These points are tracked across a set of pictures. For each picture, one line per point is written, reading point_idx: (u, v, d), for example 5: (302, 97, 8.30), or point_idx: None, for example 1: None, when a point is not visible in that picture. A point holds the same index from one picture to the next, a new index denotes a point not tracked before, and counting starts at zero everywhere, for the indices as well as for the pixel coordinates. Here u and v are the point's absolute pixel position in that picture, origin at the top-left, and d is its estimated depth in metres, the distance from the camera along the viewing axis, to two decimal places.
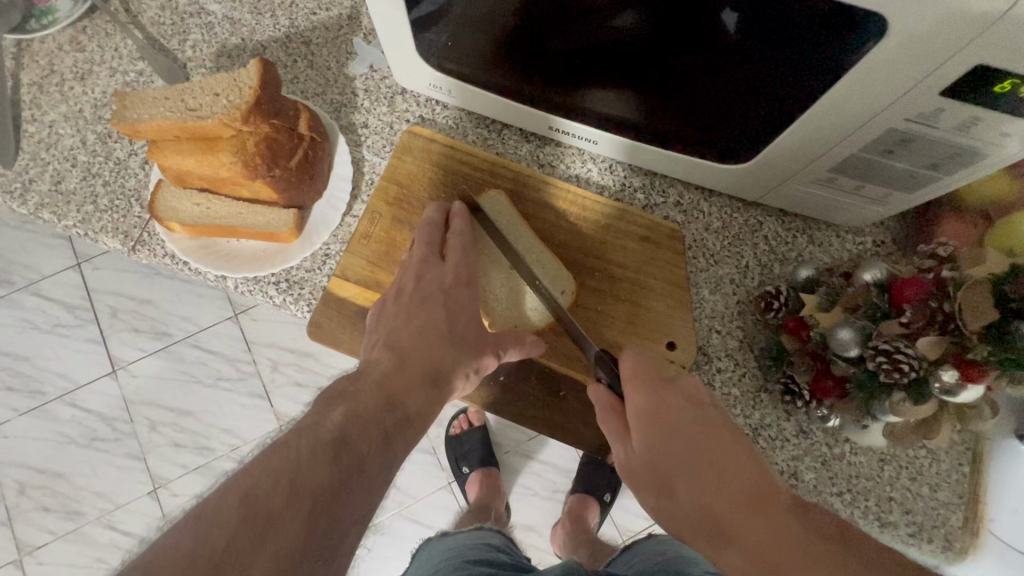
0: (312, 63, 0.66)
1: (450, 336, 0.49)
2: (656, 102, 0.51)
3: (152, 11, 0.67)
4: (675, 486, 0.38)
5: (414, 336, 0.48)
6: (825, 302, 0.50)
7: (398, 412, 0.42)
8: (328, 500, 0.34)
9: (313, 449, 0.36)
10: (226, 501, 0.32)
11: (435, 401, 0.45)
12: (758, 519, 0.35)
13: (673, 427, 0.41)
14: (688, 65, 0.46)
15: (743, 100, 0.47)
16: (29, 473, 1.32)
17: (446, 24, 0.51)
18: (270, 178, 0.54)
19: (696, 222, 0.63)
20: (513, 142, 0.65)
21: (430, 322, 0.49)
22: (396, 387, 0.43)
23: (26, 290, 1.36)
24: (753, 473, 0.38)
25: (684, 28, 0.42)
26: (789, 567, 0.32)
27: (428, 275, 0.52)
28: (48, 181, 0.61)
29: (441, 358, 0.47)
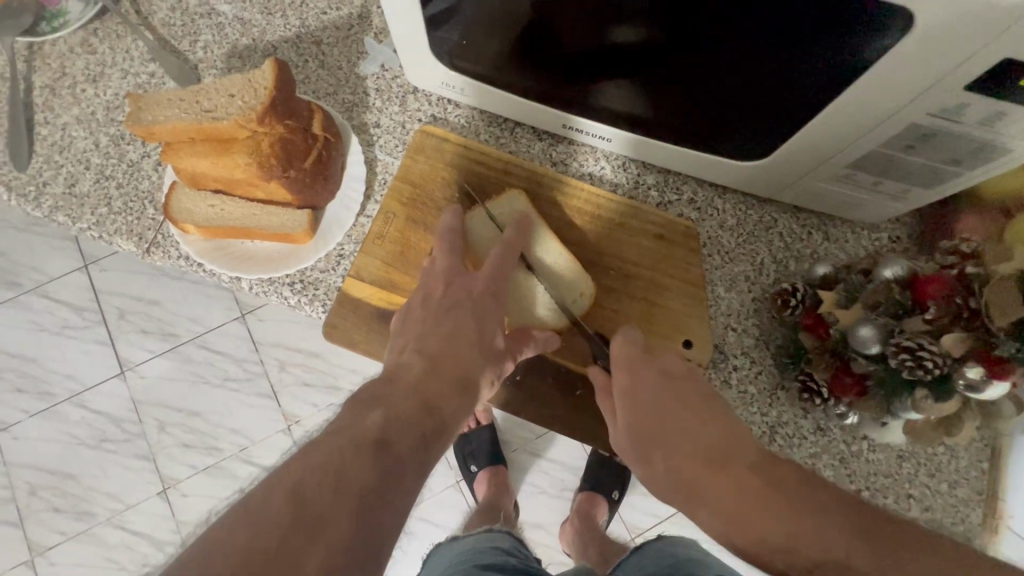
0: (323, 63, 0.66)
1: (479, 343, 0.48)
2: (663, 102, 0.52)
3: (163, 12, 0.67)
4: (652, 453, 0.42)
5: (443, 342, 0.47)
6: (843, 299, 0.50)
7: (435, 418, 0.42)
8: (373, 501, 0.34)
9: (355, 450, 0.36)
10: (274, 499, 0.32)
11: (464, 406, 0.45)
12: (719, 479, 0.38)
13: (651, 404, 0.44)
14: (693, 65, 0.46)
15: (741, 99, 0.47)
16: (40, 474, 1.33)
17: (460, 23, 0.50)
18: (285, 178, 0.54)
19: (710, 219, 0.63)
20: (525, 140, 0.65)
21: (460, 329, 0.48)
22: (431, 393, 0.43)
23: (36, 292, 1.37)
24: (717, 436, 0.40)
25: (702, 23, 0.42)
26: (746, 518, 0.35)
27: (456, 282, 0.52)
28: (62, 184, 0.61)
29: (470, 366, 0.47)
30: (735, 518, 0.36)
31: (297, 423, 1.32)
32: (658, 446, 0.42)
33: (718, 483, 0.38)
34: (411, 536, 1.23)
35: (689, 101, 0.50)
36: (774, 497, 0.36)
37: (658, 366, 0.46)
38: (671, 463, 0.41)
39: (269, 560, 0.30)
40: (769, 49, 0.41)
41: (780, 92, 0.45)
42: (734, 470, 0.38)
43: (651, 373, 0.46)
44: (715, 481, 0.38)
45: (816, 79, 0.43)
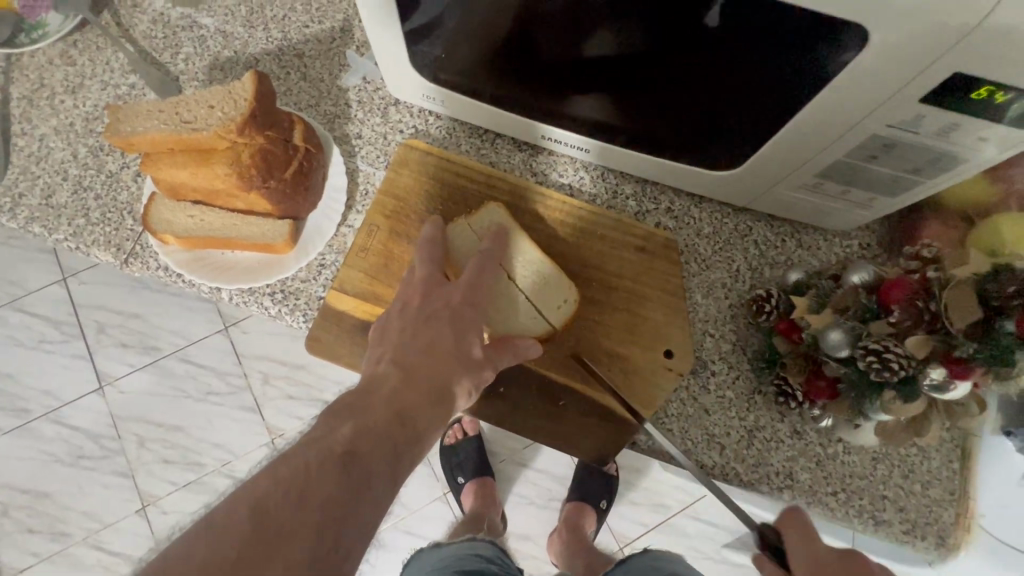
0: (305, 75, 0.67)
1: (456, 353, 0.48)
2: (650, 107, 0.52)
3: (145, 25, 0.67)
4: None
5: (421, 352, 0.47)
6: (815, 304, 0.51)
7: (409, 428, 0.42)
8: (338, 512, 0.34)
9: (323, 461, 0.36)
10: (239, 510, 0.33)
11: (440, 414, 0.45)
12: None
13: None
14: (689, 69, 0.45)
15: (733, 105, 0.48)
16: (14, 493, 1.32)
17: (439, 34, 0.51)
18: (265, 189, 0.54)
19: (687, 228, 0.64)
20: (506, 151, 0.66)
21: (438, 340, 0.48)
22: (406, 402, 0.43)
23: (12, 307, 1.37)
24: None
25: (684, 29, 0.42)
26: None
27: (436, 292, 0.52)
28: (39, 196, 0.61)
29: (447, 375, 0.47)
30: None
31: (280, 437, 1.33)
32: None
33: None
34: (395, 549, 1.22)
35: (694, 101, 0.49)
36: None
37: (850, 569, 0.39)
38: None
39: (232, 570, 0.31)
40: (749, 56, 0.42)
41: (765, 100, 0.46)
42: None
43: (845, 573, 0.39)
44: None
45: (804, 82, 0.43)
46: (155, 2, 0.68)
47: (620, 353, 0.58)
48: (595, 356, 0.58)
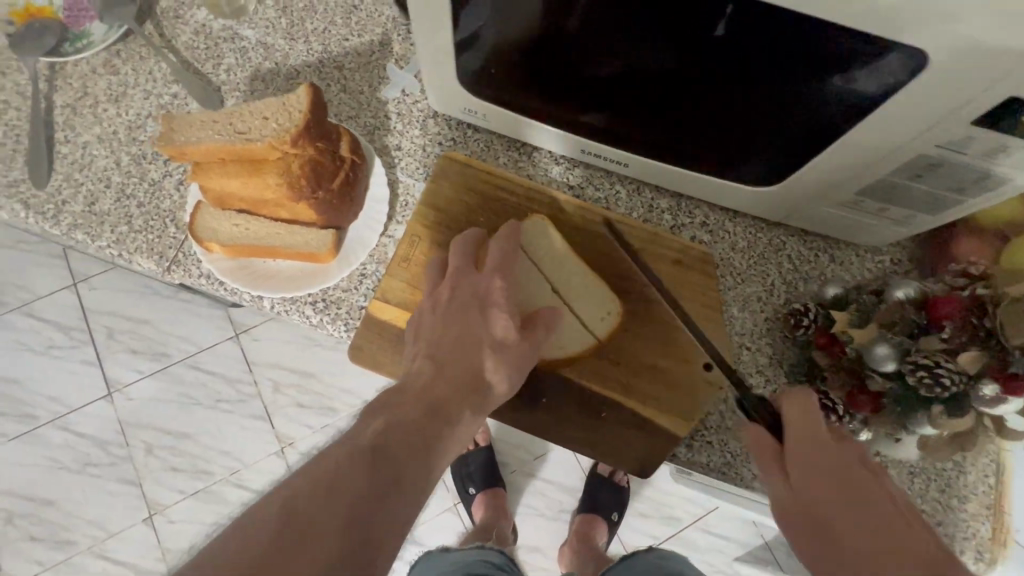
0: (345, 88, 0.68)
1: (487, 345, 0.49)
2: (690, 120, 0.52)
3: (187, 36, 0.68)
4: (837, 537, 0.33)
5: (452, 347, 0.48)
6: (857, 319, 0.52)
7: (440, 421, 0.44)
8: (366, 506, 0.36)
9: (353, 457, 0.38)
10: (268, 506, 0.34)
11: (471, 409, 0.46)
12: None
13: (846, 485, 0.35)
14: (741, 87, 0.46)
15: (779, 121, 0.49)
16: (19, 501, 1.30)
17: (489, 52, 0.53)
18: (314, 199, 0.55)
19: (722, 242, 0.65)
20: (543, 165, 0.67)
21: (468, 334, 0.49)
22: (437, 396, 0.45)
23: (21, 312, 1.38)
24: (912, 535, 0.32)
25: (684, 30, 0.43)
26: None
27: (464, 285, 0.52)
28: (82, 203, 0.61)
29: (478, 368, 0.48)
30: None
31: (290, 446, 1.32)
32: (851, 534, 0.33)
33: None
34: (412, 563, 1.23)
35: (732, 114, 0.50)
36: None
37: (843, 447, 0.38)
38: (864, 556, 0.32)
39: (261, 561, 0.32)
40: (806, 74, 0.43)
41: (757, 99, 0.47)
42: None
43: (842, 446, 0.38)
44: None
45: (803, 85, 0.44)
46: (197, 14, 0.69)
47: (661, 367, 0.57)
48: (635, 369, 0.57)
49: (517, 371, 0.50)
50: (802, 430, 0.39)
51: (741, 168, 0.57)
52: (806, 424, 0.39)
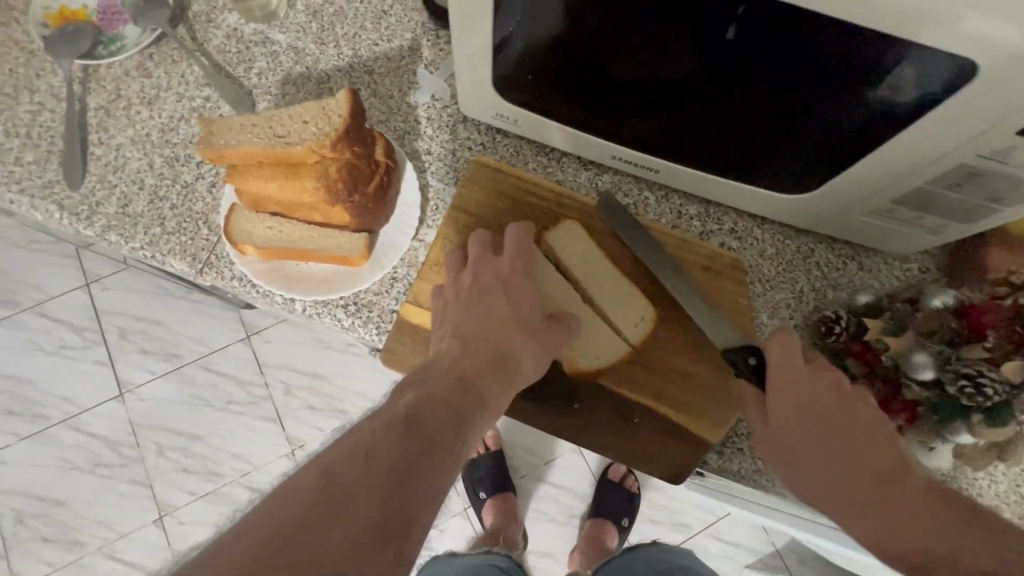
0: (375, 92, 0.68)
1: (516, 322, 0.49)
2: (721, 126, 0.53)
3: (219, 40, 0.69)
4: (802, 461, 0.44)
5: (478, 325, 0.48)
6: (891, 327, 0.52)
7: (472, 394, 0.42)
8: (403, 475, 0.35)
9: (387, 427, 0.37)
10: (306, 475, 0.34)
11: (505, 384, 0.45)
12: (889, 491, 0.39)
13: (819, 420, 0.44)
14: (783, 94, 0.47)
15: (818, 126, 0.49)
16: (29, 501, 1.30)
17: (530, 60, 0.53)
18: (350, 203, 0.55)
19: (751, 248, 0.65)
20: (572, 170, 0.67)
21: (493, 313, 0.49)
22: (467, 369, 0.44)
23: (35, 311, 1.38)
24: (877, 452, 0.42)
25: (686, 28, 0.44)
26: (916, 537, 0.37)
27: (486, 269, 0.53)
28: (116, 204, 0.61)
29: (509, 345, 0.47)
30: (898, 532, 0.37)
31: (301, 448, 1.32)
32: (813, 458, 0.43)
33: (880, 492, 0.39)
34: None
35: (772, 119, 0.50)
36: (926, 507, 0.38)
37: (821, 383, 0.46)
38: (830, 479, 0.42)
39: (301, 529, 0.31)
40: (851, 79, 0.43)
41: (758, 98, 0.48)
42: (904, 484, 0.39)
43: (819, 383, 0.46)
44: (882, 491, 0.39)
45: (805, 84, 0.45)
46: (229, 18, 0.69)
47: (693, 373, 0.57)
48: (667, 375, 0.57)
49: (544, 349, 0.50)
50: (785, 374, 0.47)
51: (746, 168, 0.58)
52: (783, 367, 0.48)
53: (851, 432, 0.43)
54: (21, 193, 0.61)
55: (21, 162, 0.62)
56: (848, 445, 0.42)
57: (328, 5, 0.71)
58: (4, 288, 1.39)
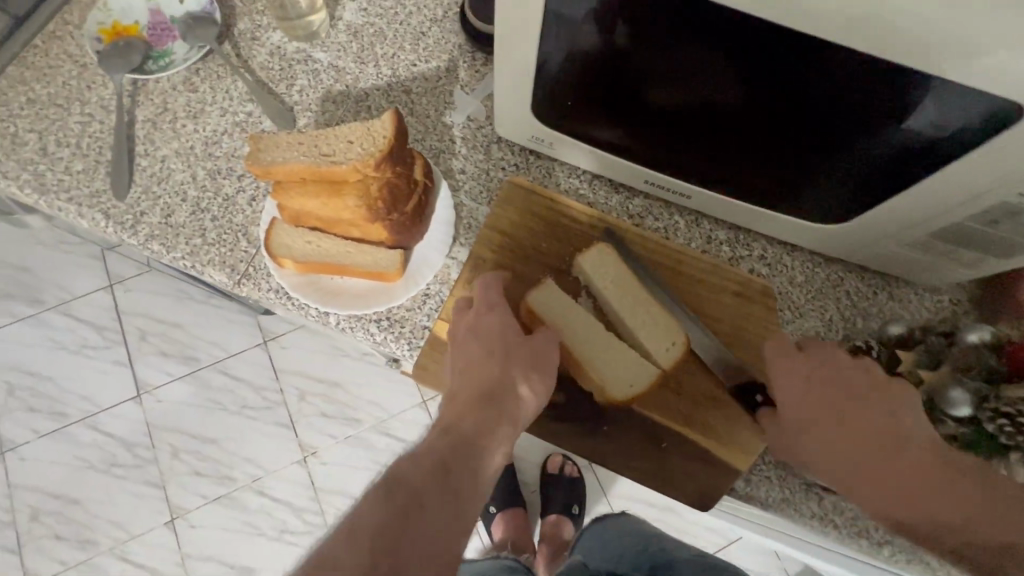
0: (413, 111, 0.70)
1: (500, 352, 0.51)
2: (750, 150, 0.54)
3: (262, 57, 0.71)
4: (812, 437, 0.50)
5: (460, 377, 0.51)
6: (925, 359, 0.52)
7: (457, 441, 0.44)
8: (385, 540, 0.36)
9: (369, 497, 0.39)
10: (300, 565, 0.35)
11: (499, 418, 0.47)
12: (893, 462, 0.46)
13: (821, 397, 0.50)
14: (823, 128, 0.48)
15: (851, 156, 0.50)
16: (45, 498, 1.32)
17: (573, 87, 0.55)
18: (389, 221, 0.57)
19: (780, 275, 0.65)
20: (603, 193, 0.68)
21: (469, 360, 0.51)
22: (451, 420, 0.47)
23: (59, 310, 1.41)
24: (877, 425, 0.48)
25: (695, 40, 0.45)
26: (925, 501, 0.44)
27: (457, 324, 0.55)
28: (159, 215, 0.63)
29: (489, 381, 0.49)
30: (909, 498, 0.44)
31: (313, 456, 1.33)
32: (818, 435, 0.49)
33: (890, 465, 0.46)
34: None
35: (810, 151, 0.51)
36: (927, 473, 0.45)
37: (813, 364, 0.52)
38: (839, 454, 0.48)
39: None
40: (893, 116, 0.44)
41: (757, 98, 0.47)
42: (905, 456, 0.46)
43: (816, 365, 0.52)
44: (888, 462, 0.46)
45: (806, 83, 0.44)
46: (273, 36, 0.72)
47: (724, 399, 0.58)
48: (697, 400, 0.58)
49: (527, 375, 0.51)
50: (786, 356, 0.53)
51: (749, 166, 0.56)
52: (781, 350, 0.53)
53: (851, 407, 0.49)
54: (69, 201, 0.63)
55: (69, 171, 0.64)
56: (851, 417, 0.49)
57: (368, 26, 0.73)
58: (32, 288, 1.42)
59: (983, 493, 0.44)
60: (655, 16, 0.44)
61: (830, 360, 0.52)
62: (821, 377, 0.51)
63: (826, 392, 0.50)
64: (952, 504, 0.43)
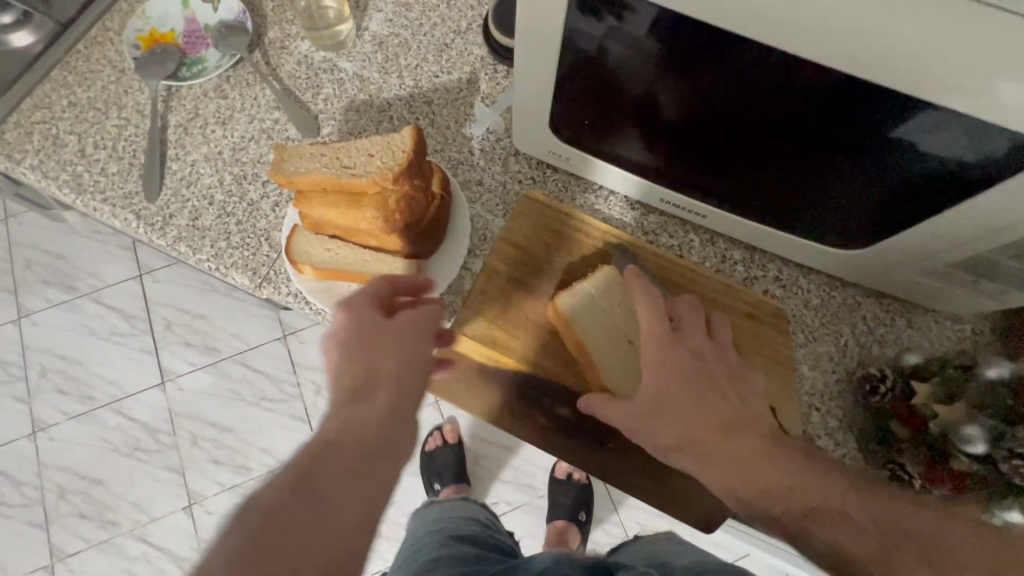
0: (433, 122, 0.71)
1: (386, 347, 0.48)
2: (749, 159, 0.53)
3: (290, 66, 0.73)
4: (665, 417, 0.52)
5: (352, 380, 0.47)
6: (943, 393, 0.53)
7: (336, 451, 0.42)
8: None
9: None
10: None
11: (373, 412, 0.44)
12: (733, 443, 0.50)
13: (682, 375, 0.53)
14: (819, 139, 0.47)
15: (856, 178, 0.49)
16: (70, 478, 1.37)
17: (593, 106, 0.55)
18: (406, 233, 0.58)
19: (796, 297, 0.64)
20: (619, 208, 0.68)
21: (355, 363, 0.47)
22: (334, 430, 0.43)
23: (90, 298, 1.46)
24: (723, 409, 0.52)
25: (716, 65, 0.45)
26: (764, 478, 0.48)
27: (341, 329, 0.49)
28: (187, 217, 0.65)
29: (374, 382, 0.46)
30: (747, 477, 0.48)
31: None
32: (670, 413, 0.51)
33: (730, 446, 0.50)
34: None
35: (808, 159, 0.50)
36: (766, 454, 0.49)
37: (674, 346, 0.54)
38: (686, 429, 0.51)
39: None
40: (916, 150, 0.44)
41: (778, 117, 0.47)
42: (745, 437, 0.50)
43: (681, 350, 0.54)
44: (728, 442, 0.50)
45: (835, 102, 0.43)
46: (301, 46, 0.74)
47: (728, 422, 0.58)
48: None
49: (417, 367, 0.48)
50: (657, 337, 0.55)
51: (760, 183, 0.55)
52: (651, 328, 0.55)
53: (705, 389, 0.52)
54: (103, 202, 0.66)
55: (105, 173, 0.67)
56: (705, 396, 0.52)
57: (393, 36, 0.74)
58: (66, 275, 1.48)
59: (820, 472, 0.48)
60: (673, 43, 0.44)
61: (694, 344, 0.55)
62: (682, 359, 0.54)
63: (687, 373, 0.53)
64: (797, 482, 0.47)
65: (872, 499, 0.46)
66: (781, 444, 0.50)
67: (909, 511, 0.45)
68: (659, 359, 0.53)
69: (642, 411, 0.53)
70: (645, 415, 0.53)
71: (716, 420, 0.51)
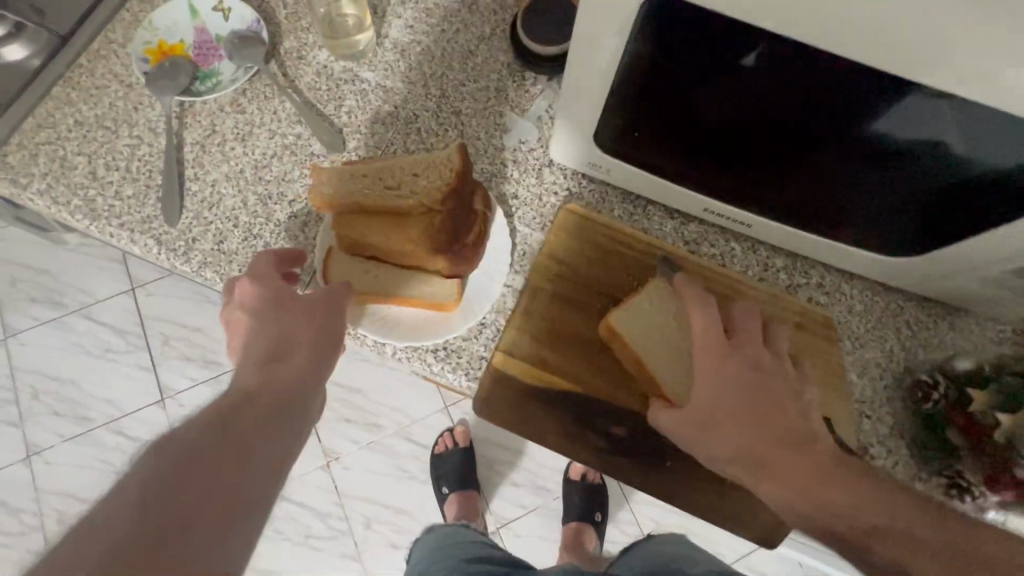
0: (463, 133, 0.68)
1: (292, 310, 0.50)
2: (749, 159, 0.53)
3: (309, 77, 0.70)
4: (721, 425, 0.49)
5: (261, 343, 0.47)
6: (1001, 400, 0.54)
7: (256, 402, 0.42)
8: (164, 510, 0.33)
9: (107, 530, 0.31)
10: None
11: (288, 370, 0.46)
12: (795, 456, 0.48)
13: (744, 386, 0.50)
14: (819, 139, 0.48)
15: (873, 175, 0.49)
16: (70, 502, 1.32)
17: (641, 119, 0.53)
18: (453, 253, 0.57)
19: (840, 304, 0.64)
20: (658, 218, 0.67)
21: (263, 329, 0.48)
22: (248, 386, 0.44)
23: (84, 316, 1.41)
24: (787, 422, 0.49)
25: (783, 78, 0.43)
26: (828, 493, 0.46)
27: (248, 299, 0.50)
28: (211, 241, 0.62)
29: (286, 343, 0.48)
30: (808, 492, 0.46)
31: (337, 461, 1.33)
32: (728, 424, 0.49)
33: (792, 459, 0.48)
34: None
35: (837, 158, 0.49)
36: (828, 468, 0.47)
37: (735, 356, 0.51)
38: (743, 439, 0.48)
39: None
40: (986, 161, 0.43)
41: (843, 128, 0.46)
42: (808, 451, 0.48)
43: (745, 360, 0.51)
44: (790, 455, 0.48)
45: (907, 114, 0.42)
46: (320, 55, 0.70)
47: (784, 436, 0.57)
48: None
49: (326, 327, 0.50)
50: (720, 347, 0.51)
51: (808, 192, 0.55)
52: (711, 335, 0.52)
53: (768, 400, 0.50)
54: (120, 227, 0.62)
55: (120, 196, 0.63)
56: (767, 408, 0.49)
57: (416, 44, 0.71)
58: (57, 292, 1.42)
59: (878, 489, 0.46)
60: (740, 55, 0.43)
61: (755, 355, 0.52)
62: (747, 372, 0.51)
63: (751, 385, 0.50)
64: (861, 499, 0.46)
65: (937, 518, 0.45)
66: (847, 461, 0.48)
67: (976, 532, 0.44)
68: (720, 370, 0.50)
69: (695, 421, 0.50)
70: (698, 426, 0.50)
71: (778, 432, 0.48)
